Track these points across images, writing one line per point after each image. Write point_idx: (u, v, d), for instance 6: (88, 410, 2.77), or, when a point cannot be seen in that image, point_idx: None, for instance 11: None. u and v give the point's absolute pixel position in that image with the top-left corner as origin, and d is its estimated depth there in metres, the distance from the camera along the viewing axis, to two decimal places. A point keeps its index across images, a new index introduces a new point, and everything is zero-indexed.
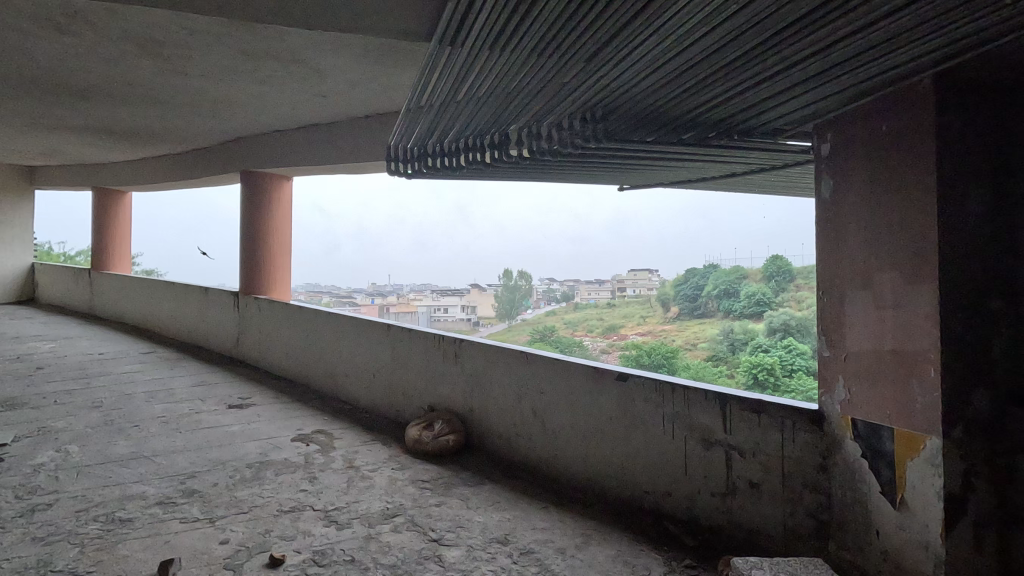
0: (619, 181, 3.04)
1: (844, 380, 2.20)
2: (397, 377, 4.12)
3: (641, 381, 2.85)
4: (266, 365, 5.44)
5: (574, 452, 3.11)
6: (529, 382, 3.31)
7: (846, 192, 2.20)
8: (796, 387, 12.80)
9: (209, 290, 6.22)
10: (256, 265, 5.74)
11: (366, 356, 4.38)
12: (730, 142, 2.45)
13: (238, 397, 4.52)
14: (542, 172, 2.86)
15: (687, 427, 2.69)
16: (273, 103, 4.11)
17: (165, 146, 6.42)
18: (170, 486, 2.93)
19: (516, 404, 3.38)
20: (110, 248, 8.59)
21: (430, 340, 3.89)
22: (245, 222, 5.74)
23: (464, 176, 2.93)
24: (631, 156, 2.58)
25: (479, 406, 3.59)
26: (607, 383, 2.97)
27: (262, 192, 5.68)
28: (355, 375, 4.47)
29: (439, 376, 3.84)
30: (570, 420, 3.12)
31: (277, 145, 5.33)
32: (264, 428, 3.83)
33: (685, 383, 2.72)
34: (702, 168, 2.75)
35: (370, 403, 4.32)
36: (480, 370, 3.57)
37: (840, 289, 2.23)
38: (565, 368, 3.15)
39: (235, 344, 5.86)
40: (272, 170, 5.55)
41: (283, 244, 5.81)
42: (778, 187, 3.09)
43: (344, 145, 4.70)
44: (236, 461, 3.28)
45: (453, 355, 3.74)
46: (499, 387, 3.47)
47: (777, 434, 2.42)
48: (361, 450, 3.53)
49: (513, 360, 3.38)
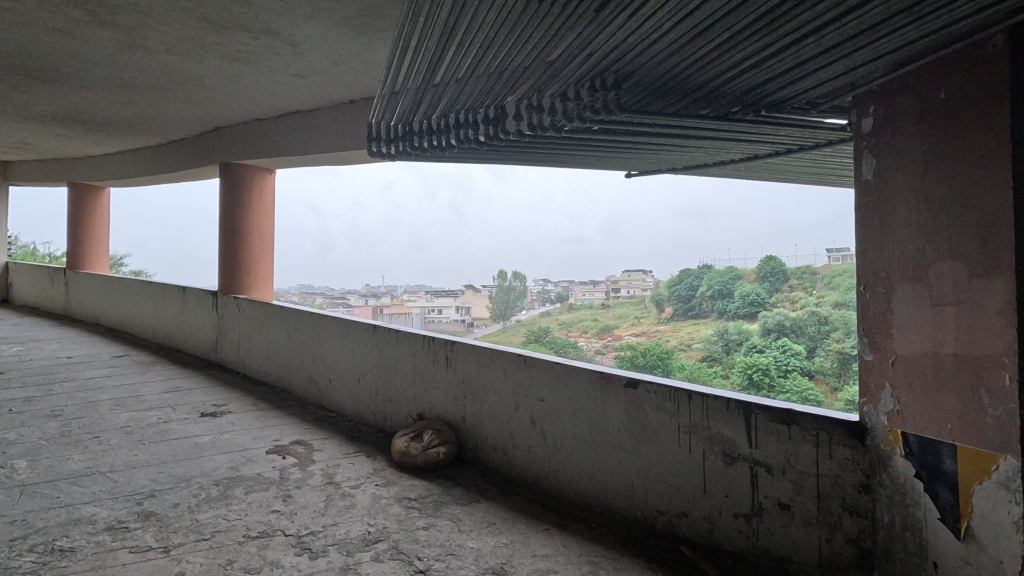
0: (626, 165, 2.74)
1: (893, 388, 1.90)
2: (384, 382, 3.80)
3: (654, 388, 2.55)
4: (246, 369, 5.10)
5: (578, 467, 2.80)
6: (527, 389, 3.00)
7: (894, 171, 1.91)
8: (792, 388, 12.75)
9: (187, 290, 5.88)
10: (237, 263, 5.41)
11: (352, 359, 4.06)
12: (757, 118, 2.15)
13: (213, 404, 4.19)
14: (542, 155, 2.54)
15: (706, 440, 2.40)
16: (249, 84, 3.79)
17: (140, 138, 6.08)
18: (124, 509, 2.60)
19: (513, 412, 3.07)
20: (86, 247, 8.22)
21: (420, 342, 3.58)
22: (224, 217, 5.41)
23: (455, 158, 2.58)
24: (644, 136, 2.25)
25: (472, 414, 3.28)
26: (615, 389, 2.67)
27: (242, 186, 5.35)
28: (340, 380, 4.15)
29: (429, 382, 3.53)
30: (574, 431, 2.82)
31: (257, 135, 5.02)
32: (238, 439, 3.50)
33: (703, 390, 2.43)
34: (721, 151, 2.46)
35: (355, 410, 4.01)
36: (474, 375, 3.27)
37: (885, 283, 1.94)
38: (566, 373, 2.85)
39: (215, 347, 5.51)
40: (252, 162, 5.22)
41: (265, 241, 5.50)
42: (800, 172, 2.81)
43: (329, 133, 4.39)
44: (202, 477, 2.95)
45: (444, 358, 3.44)
46: (495, 394, 3.16)
47: (811, 448, 2.13)
48: (343, 463, 3.20)
49: (509, 364, 3.08)
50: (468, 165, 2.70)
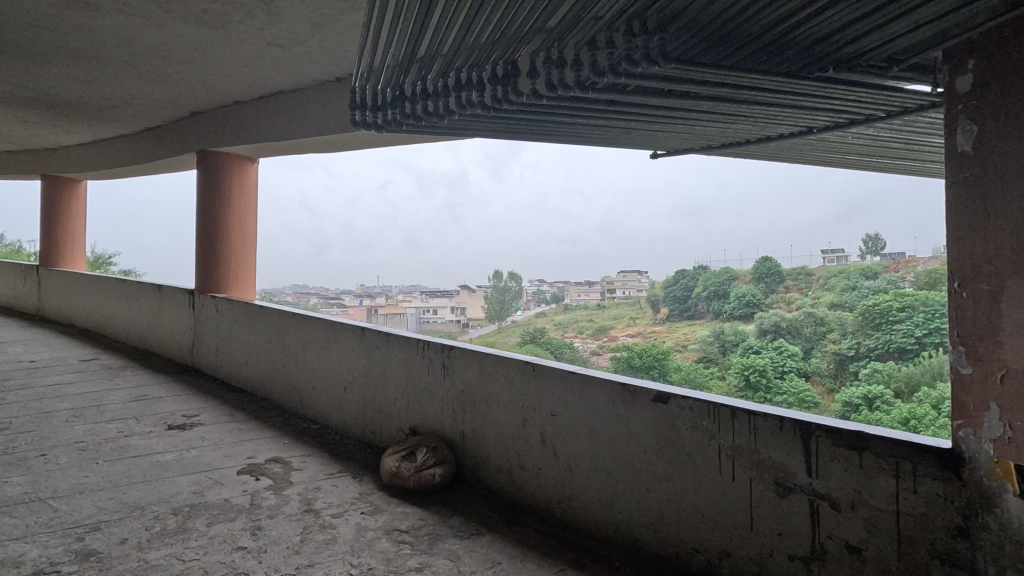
0: (655, 141, 2.36)
1: (1003, 411, 1.46)
2: (374, 391, 3.40)
3: (689, 404, 2.16)
4: (224, 375, 4.68)
5: (597, 494, 2.41)
6: (537, 402, 2.61)
7: (1007, 139, 1.47)
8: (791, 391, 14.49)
9: (163, 288, 5.44)
10: (216, 260, 4.99)
11: (338, 366, 3.65)
12: (826, 76, 1.74)
13: (183, 415, 3.78)
14: (556, 128, 2.12)
15: (753, 467, 2.01)
16: (223, 57, 3.39)
17: (114, 125, 5.66)
18: (60, 546, 2.19)
19: (519, 429, 2.68)
20: (61, 243, 7.77)
21: (413, 346, 3.19)
22: (201, 209, 4.99)
23: (456, 128, 2.14)
24: (688, 100, 1.81)
25: (472, 430, 2.89)
26: (641, 404, 2.28)
27: (221, 176, 4.93)
28: (324, 389, 3.74)
29: (423, 392, 3.13)
30: (591, 451, 2.43)
31: (237, 119, 4.61)
32: (206, 457, 3.09)
33: (749, 407, 2.04)
34: (770, 120, 2.06)
35: (340, 422, 3.60)
36: (474, 386, 2.87)
37: (995, 276, 1.49)
38: (582, 385, 2.46)
39: (191, 351, 5.09)
40: (231, 149, 4.81)
41: (248, 234, 5.09)
42: (851, 150, 2.44)
43: (314, 116, 3.99)
44: (158, 506, 2.53)
45: (439, 366, 3.04)
46: (498, 407, 2.77)
47: (889, 481, 1.74)
48: (324, 487, 2.79)
49: (515, 373, 2.69)
50: (470, 137, 2.27)
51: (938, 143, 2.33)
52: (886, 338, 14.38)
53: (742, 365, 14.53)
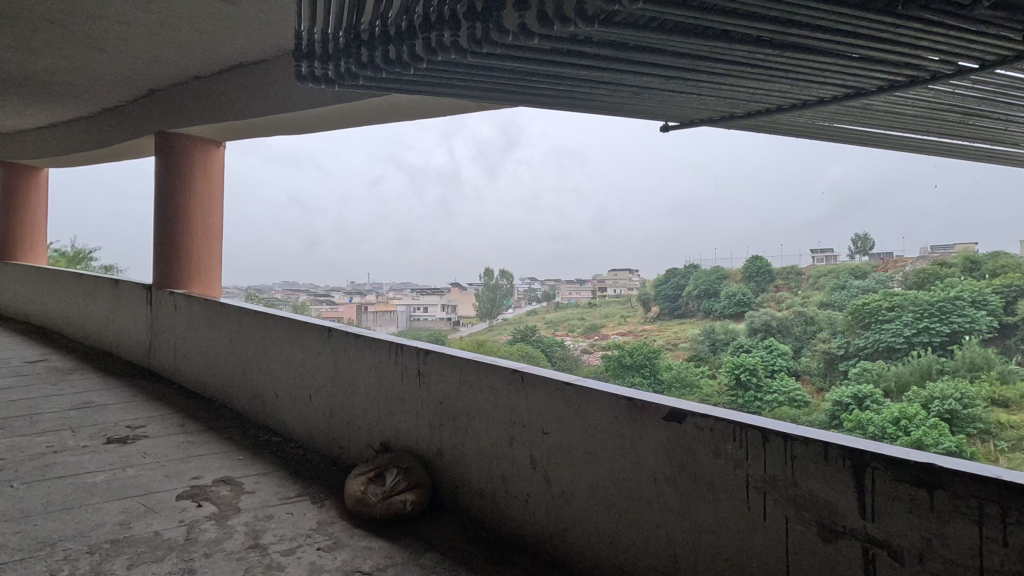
0: (670, 106, 1.97)
1: None
2: (342, 400, 2.99)
3: (709, 424, 1.79)
4: (182, 379, 4.24)
5: (596, 527, 2.03)
6: (525, 417, 2.23)
7: None
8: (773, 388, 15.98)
9: (120, 283, 4.98)
10: (176, 252, 4.55)
11: (302, 371, 3.25)
12: (895, 15, 1.32)
13: (127, 425, 3.35)
14: (551, 85, 1.71)
15: (790, 504, 1.63)
16: (171, 17, 2.99)
17: (66, 106, 5.18)
18: None
19: (505, 449, 2.29)
20: (19, 235, 7.26)
21: (384, 350, 2.79)
22: (160, 198, 4.54)
23: (428, 81, 1.72)
24: (717, 41, 1.40)
25: (450, 448, 2.50)
26: (649, 425, 1.91)
27: (181, 160, 4.48)
28: (288, 397, 3.34)
29: (396, 403, 2.73)
30: (589, 477, 2.05)
31: (196, 95, 4.18)
32: (144, 478, 2.67)
33: (785, 430, 1.66)
34: (812, 77, 1.66)
35: (305, 434, 3.20)
36: (454, 396, 2.48)
37: None
38: (579, 398, 2.07)
39: (149, 352, 4.64)
40: (192, 130, 4.37)
41: (212, 226, 4.66)
42: (897, 121, 2.06)
43: (278, 90, 3.58)
44: (72, 542, 2.12)
45: (414, 373, 2.65)
46: (481, 422, 2.38)
47: (970, 529, 1.36)
48: (277, 515, 2.39)
49: (500, 382, 2.31)
50: (447, 96, 1.85)
51: (1002, 113, 1.96)
52: (874, 338, 15.45)
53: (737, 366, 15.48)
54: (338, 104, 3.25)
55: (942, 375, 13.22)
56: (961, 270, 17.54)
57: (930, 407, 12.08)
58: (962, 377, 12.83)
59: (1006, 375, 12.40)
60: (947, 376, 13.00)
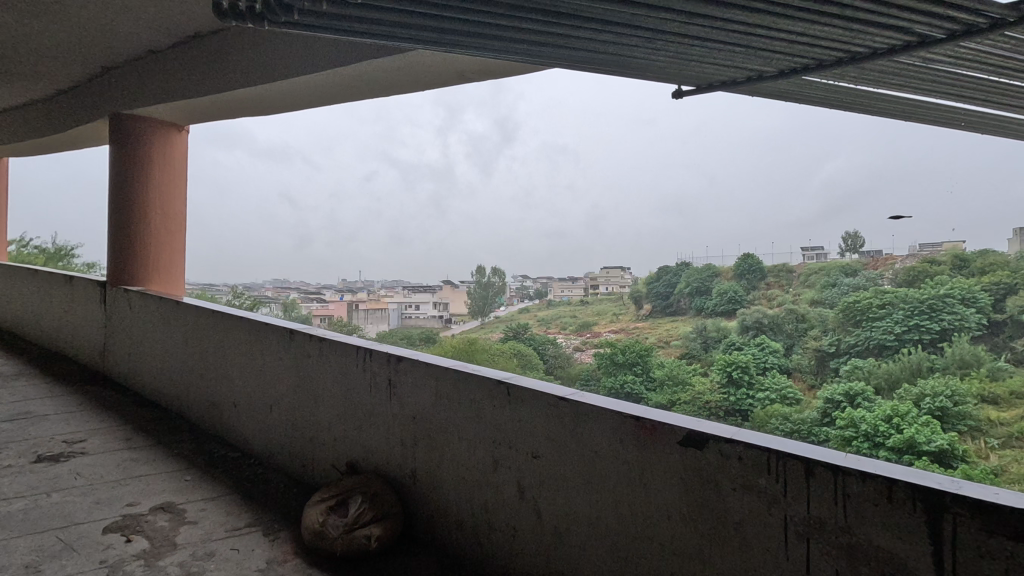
0: (690, 61, 1.62)
1: None
2: (305, 412, 2.63)
3: (738, 453, 1.44)
4: (137, 385, 3.85)
5: (597, 571, 1.69)
6: (512, 437, 1.88)
7: None
8: (765, 385, 16.16)
9: (74, 278, 4.54)
10: (134, 246, 4.15)
11: (262, 378, 2.88)
12: None
13: (64, 439, 2.97)
14: (543, 20, 1.36)
15: (842, 555, 1.29)
16: None
17: (15, 88, 4.75)
18: None
19: (489, 474, 1.95)
20: None
21: (351, 356, 2.43)
22: (115, 187, 4.14)
23: (382, 16, 1.37)
24: None
25: (425, 471, 2.15)
26: (662, 452, 1.57)
27: (139, 144, 4.08)
28: (247, 407, 2.97)
29: (364, 417, 2.38)
30: (588, 511, 1.71)
31: (152, 73, 3.80)
32: (68, 506, 2.29)
33: (835, 462, 1.32)
34: (872, 11, 1.31)
35: (265, 450, 2.83)
36: (429, 412, 2.14)
37: None
38: (575, 417, 1.73)
39: (103, 355, 4.24)
40: (149, 112, 3.98)
41: (173, 218, 4.28)
42: (955, 83, 1.72)
43: (237, 63, 3.21)
44: None
45: (385, 383, 2.29)
46: (460, 442, 2.03)
47: None
48: (219, 552, 2.02)
49: (483, 396, 1.96)
50: (407, 39, 1.50)
51: None
52: (864, 334, 15.60)
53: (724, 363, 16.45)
54: (301, 78, 2.90)
55: (933, 372, 13.16)
56: (949, 269, 17.64)
57: (921, 405, 12.22)
58: (953, 374, 12.83)
59: (995, 373, 12.69)
60: (937, 372, 13.04)
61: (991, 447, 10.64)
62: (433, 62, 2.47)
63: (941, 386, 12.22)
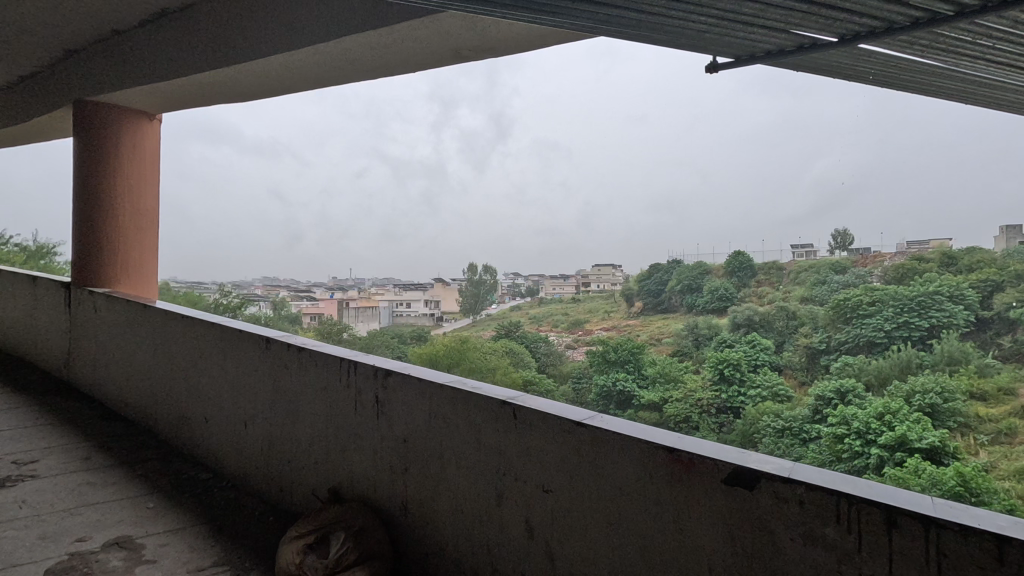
0: (734, 21, 1.35)
1: None
2: (282, 430, 2.35)
3: (798, 496, 1.18)
4: (103, 396, 3.55)
5: None
6: (519, 467, 1.62)
7: None
8: (757, 382, 16.54)
9: (35, 279, 4.20)
10: (101, 244, 3.84)
11: (235, 391, 2.60)
12: None
13: (13, 460, 2.66)
14: None
15: None
16: None
17: None
18: None
19: (492, 508, 1.68)
20: None
21: (333, 368, 2.16)
22: (77, 181, 3.82)
23: None
24: None
25: (418, 501, 1.88)
26: (700, 492, 1.31)
27: (103, 134, 3.75)
28: (219, 422, 2.68)
29: (348, 437, 2.10)
30: (610, 557, 1.45)
31: (116, 56, 3.49)
32: (7, 543, 2.00)
33: (924, 509, 1.07)
34: None
35: (239, 470, 2.55)
36: (422, 434, 1.87)
37: None
38: (594, 447, 1.47)
39: (67, 362, 3.92)
40: (114, 99, 3.66)
41: (143, 215, 3.98)
42: None
43: (209, 43, 2.92)
44: None
45: (372, 401, 2.02)
46: (458, 470, 1.77)
47: None
48: None
49: (484, 418, 1.70)
50: None
51: None
52: (853, 331, 16.32)
53: (716, 361, 17.04)
54: (279, 56, 2.62)
55: (923, 369, 14.09)
56: (937, 265, 17.72)
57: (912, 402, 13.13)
58: (943, 371, 13.98)
59: (984, 370, 13.81)
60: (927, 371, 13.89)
61: (981, 444, 11.98)
62: (424, 38, 2.20)
63: (932, 381, 13.28)
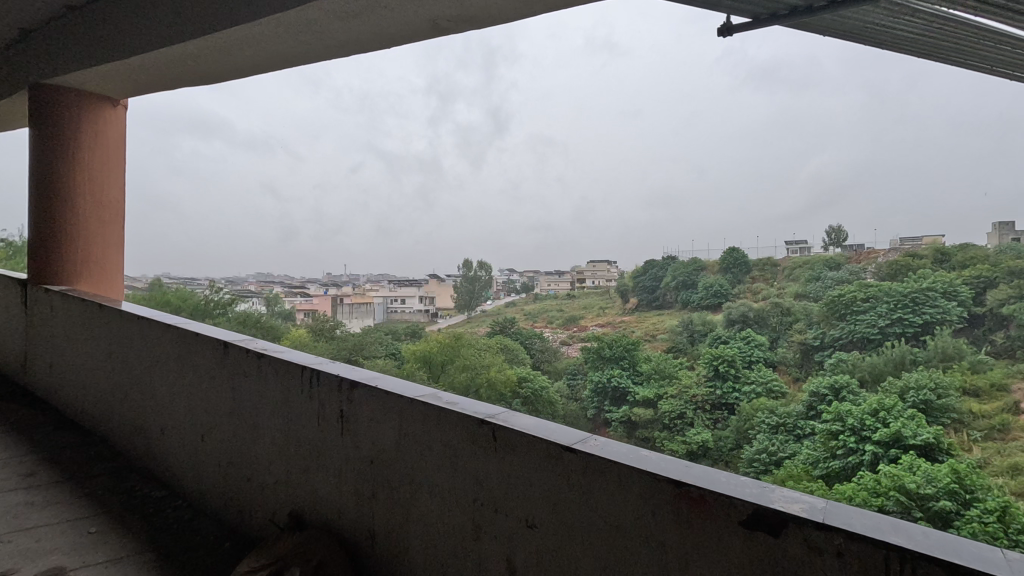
0: None
1: None
2: (241, 445, 2.11)
3: (836, 548, 0.95)
4: (60, 402, 3.29)
5: None
6: (499, 497, 1.39)
7: None
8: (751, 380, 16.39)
9: None
10: (59, 239, 3.58)
11: (192, 400, 2.35)
12: None
13: None
14: None
15: None
16: None
17: None
18: None
19: (468, 542, 1.45)
20: None
21: (294, 378, 1.91)
22: (33, 171, 3.55)
23: None
24: None
25: (386, 530, 1.65)
26: (713, 537, 1.08)
27: (60, 121, 3.48)
28: (176, 435, 2.43)
29: (310, 455, 1.87)
30: None
31: (72, 34, 3.21)
32: None
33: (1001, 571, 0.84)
34: None
35: (195, 488, 2.31)
36: (390, 455, 1.64)
37: None
38: (587, 478, 1.24)
39: (24, 365, 3.66)
40: (70, 82, 3.38)
41: (106, 208, 3.72)
42: None
43: (165, 18, 2.66)
44: None
45: (336, 415, 1.79)
46: (430, 497, 1.54)
47: None
48: None
49: (459, 440, 1.46)
50: None
51: None
52: (848, 329, 16.15)
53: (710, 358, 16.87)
54: (239, 30, 2.36)
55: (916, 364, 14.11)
56: (931, 262, 17.66)
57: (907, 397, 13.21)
58: (938, 369, 13.88)
59: (977, 365, 13.70)
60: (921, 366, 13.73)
61: (974, 440, 11.72)
62: (396, 5, 1.95)
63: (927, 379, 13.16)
